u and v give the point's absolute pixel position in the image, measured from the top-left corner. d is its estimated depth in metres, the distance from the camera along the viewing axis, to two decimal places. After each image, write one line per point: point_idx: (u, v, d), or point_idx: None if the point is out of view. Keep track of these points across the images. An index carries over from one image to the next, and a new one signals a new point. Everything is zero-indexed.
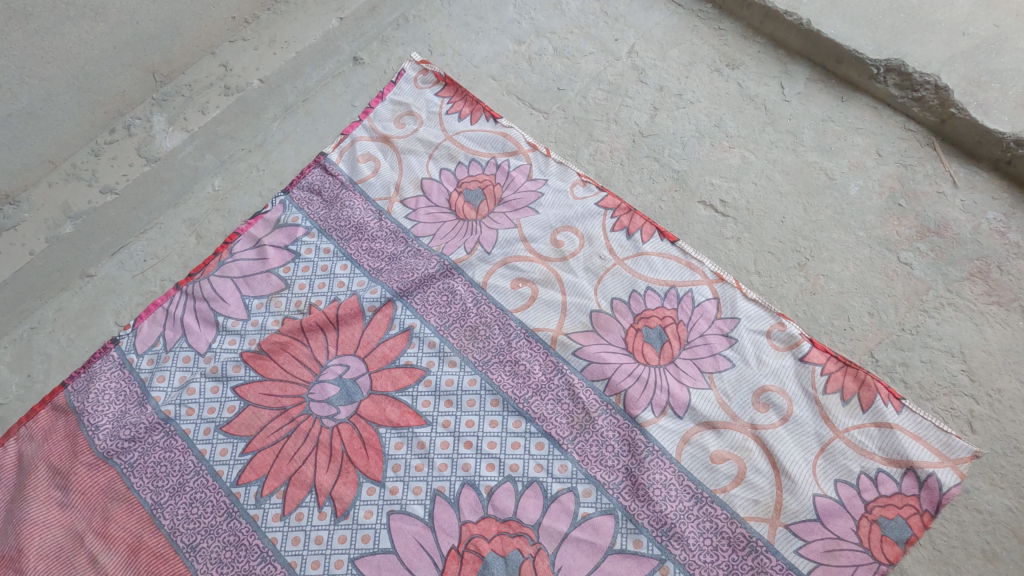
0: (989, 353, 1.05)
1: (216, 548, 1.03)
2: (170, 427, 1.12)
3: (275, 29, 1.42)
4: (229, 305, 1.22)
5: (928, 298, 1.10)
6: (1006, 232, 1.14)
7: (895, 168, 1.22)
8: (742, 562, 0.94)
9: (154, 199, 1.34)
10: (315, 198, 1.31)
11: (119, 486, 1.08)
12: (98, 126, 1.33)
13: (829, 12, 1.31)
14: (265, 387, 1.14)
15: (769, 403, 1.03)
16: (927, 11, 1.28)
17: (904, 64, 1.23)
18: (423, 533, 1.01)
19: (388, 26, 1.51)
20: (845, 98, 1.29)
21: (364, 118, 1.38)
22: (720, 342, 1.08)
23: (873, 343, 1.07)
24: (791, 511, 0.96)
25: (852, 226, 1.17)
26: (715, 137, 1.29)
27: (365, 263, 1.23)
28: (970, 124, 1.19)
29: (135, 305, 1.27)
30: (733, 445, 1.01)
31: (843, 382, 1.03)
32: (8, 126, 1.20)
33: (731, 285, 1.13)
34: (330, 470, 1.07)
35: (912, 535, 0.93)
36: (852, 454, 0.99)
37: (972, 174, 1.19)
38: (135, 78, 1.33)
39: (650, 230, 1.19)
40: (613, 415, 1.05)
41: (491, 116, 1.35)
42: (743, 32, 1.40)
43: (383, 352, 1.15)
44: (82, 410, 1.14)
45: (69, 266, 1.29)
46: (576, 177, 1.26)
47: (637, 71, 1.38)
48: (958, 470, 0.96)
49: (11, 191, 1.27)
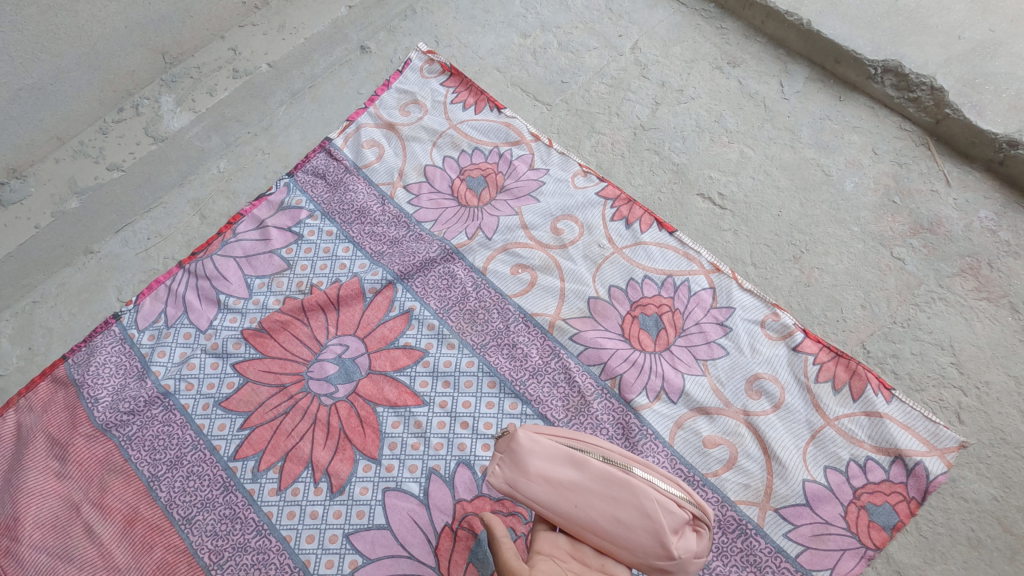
0: (977, 347, 1.07)
1: (212, 521, 1.04)
2: (170, 402, 1.13)
3: (284, 16, 1.44)
4: (231, 284, 1.23)
5: (920, 293, 1.12)
6: (997, 230, 1.16)
7: (890, 166, 1.24)
8: (731, 544, 0.95)
9: (160, 178, 1.35)
10: (319, 181, 1.32)
11: (117, 458, 1.09)
12: (107, 105, 1.34)
13: (830, 13, 1.34)
14: (265, 364, 1.15)
15: (761, 390, 1.05)
16: (924, 15, 1.31)
17: (901, 65, 1.26)
18: (418, 510, 1.02)
19: (396, 17, 1.54)
20: (843, 98, 1.32)
21: (370, 105, 1.40)
22: (715, 331, 1.10)
23: (865, 334, 1.09)
24: (780, 496, 0.98)
25: (847, 221, 1.20)
26: (714, 132, 1.31)
27: (368, 246, 1.25)
28: (964, 125, 1.21)
29: (137, 282, 1.28)
30: (725, 430, 1.03)
31: (834, 372, 1.05)
32: (18, 100, 1.22)
33: (727, 275, 1.15)
34: (326, 446, 1.08)
35: (899, 521, 0.95)
36: (842, 442, 1.00)
37: (965, 174, 1.22)
38: (145, 59, 1.34)
39: (649, 220, 1.21)
40: (608, 400, 1.07)
41: (496, 106, 1.37)
42: (745, 31, 1.42)
43: (382, 333, 1.16)
44: (82, 382, 1.15)
45: (74, 242, 1.30)
46: (578, 167, 1.28)
47: (640, 66, 1.41)
48: (944, 459, 0.98)
49: (19, 165, 1.29)
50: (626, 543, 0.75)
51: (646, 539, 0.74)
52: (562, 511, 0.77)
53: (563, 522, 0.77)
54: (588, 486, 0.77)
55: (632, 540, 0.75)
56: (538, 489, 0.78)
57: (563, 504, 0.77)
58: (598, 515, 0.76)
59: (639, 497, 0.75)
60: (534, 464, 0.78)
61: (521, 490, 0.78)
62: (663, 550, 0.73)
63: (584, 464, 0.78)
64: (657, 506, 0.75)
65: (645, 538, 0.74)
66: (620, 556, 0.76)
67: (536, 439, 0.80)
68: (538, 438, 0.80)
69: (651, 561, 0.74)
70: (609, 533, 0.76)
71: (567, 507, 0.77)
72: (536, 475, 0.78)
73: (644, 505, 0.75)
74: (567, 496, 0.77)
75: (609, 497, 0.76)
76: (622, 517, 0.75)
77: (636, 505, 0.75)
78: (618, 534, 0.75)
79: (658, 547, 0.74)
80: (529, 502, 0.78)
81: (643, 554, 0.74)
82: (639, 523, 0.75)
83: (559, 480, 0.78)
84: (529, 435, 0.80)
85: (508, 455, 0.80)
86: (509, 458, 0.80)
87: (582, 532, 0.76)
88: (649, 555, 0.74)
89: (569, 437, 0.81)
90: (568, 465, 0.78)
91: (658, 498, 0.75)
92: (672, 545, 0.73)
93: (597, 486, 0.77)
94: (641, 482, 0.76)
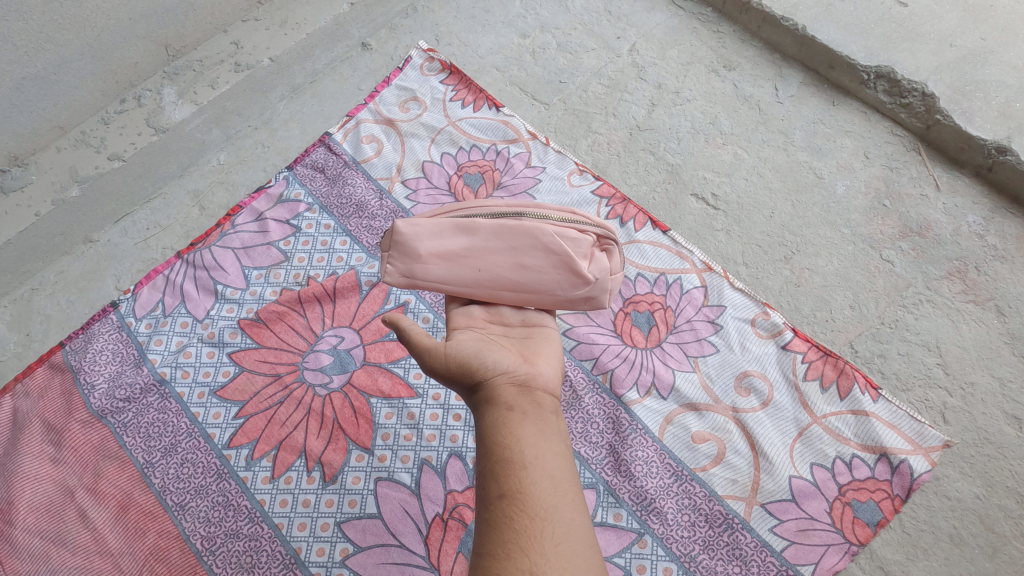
0: (963, 348, 1.09)
1: (205, 507, 1.05)
2: (165, 389, 1.14)
3: (287, 11, 1.45)
4: (229, 275, 1.24)
5: (908, 295, 1.14)
6: (985, 234, 1.18)
7: (881, 170, 1.26)
8: (718, 538, 0.97)
9: (160, 169, 1.36)
10: (318, 175, 1.33)
11: (112, 444, 1.10)
12: (110, 96, 1.36)
13: (824, 19, 1.36)
14: (260, 354, 1.16)
15: (750, 387, 1.07)
16: (917, 22, 1.33)
17: (893, 71, 1.28)
18: (409, 500, 1.03)
19: (397, 15, 1.55)
20: (836, 103, 1.34)
21: (370, 101, 1.41)
22: (706, 329, 1.12)
23: (854, 334, 1.11)
24: (767, 491, 0.99)
25: (838, 223, 1.22)
26: (709, 133, 1.33)
27: (365, 240, 1.26)
28: (954, 131, 1.23)
29: (136, 271, 1.30)
30: (714, 426, 1.04)
31: (822, 370, 1.06)
32: (21, 89, 1.23)
33: (719, 274, 1.16)
34: (320, 436, 1.09)
35: (883, 518, 0.96)
36: (829, 439, 1.02)
37: (954, 179, 1.24)
38: (148, 51, 1.36)
39: (643, 219, 1.23)
40: (600, 394, 1.07)
41: (494, 105, 1.39)
42: (741, 35, 1.44)
43: (377, 325, 1.18)
44: (78, 369, 1.16)
45: (73, 231, 1.31)
46: (574, 166, 1.30)
47: (637, 68, 1.43)
48: (929, 457, 0.99)
49: (20, 153, 1.30)
50: (538, 284, 0.83)
51: (556, 272, 0.83)
52: (466, 277, 0.84)
53: (473, 287, 0.84)
54: (483, 245, 0.84)
55: (543, 279, 0.83)
56: (437, 267, 0.84)
57: (467, 269, 0.84)
58: (504, 268, 0.83)
59: (537, 236, 0.83)
60: (425, 246, 0.84)
61: (420, 274, 0.84)
62: (574, 274, 0.83)
63: (473, 228, 0.85)
64: (557, 239, 0.83)
65: (554, 272, 0.83)
66: (537, 301, 0.85)
67: (416, 223, 0.85)
68: (418, 222, 0.85)
69: (567, 291, 0.84)
70: (519, 282, 0.83)
71: (471, 271, 0.84)
72: (430, 255, 0.84)
73: (543, 242, 0.83)
74: (465, 263, 0.84)
75: (509, 248, 0.84)
76: (527, 261, 0.83)
77: (536, 246, 0.83)
78: (526, 278, 0.83)
79: (569, 273, 0.83)
80: (433, 282, 0.84)
81: (557, 288, 0.83)
82: (544, 260, 0.83)
83: (455, 251, 0.84)
84: (409, 223, 0.85)
85: (397, 250, 0.85)
86: (398, 252, 0.85)
87: (492, 289, 0.84)
88: (564, 286, 0.83)
89: (452, 214, 0.88)
90: (458, 235, 0.85)
91: (556, 232, 0.84)
92: (580, 266, 0.83)
93: (492, 243, 0.84)
94: (534, 222, 0.84)
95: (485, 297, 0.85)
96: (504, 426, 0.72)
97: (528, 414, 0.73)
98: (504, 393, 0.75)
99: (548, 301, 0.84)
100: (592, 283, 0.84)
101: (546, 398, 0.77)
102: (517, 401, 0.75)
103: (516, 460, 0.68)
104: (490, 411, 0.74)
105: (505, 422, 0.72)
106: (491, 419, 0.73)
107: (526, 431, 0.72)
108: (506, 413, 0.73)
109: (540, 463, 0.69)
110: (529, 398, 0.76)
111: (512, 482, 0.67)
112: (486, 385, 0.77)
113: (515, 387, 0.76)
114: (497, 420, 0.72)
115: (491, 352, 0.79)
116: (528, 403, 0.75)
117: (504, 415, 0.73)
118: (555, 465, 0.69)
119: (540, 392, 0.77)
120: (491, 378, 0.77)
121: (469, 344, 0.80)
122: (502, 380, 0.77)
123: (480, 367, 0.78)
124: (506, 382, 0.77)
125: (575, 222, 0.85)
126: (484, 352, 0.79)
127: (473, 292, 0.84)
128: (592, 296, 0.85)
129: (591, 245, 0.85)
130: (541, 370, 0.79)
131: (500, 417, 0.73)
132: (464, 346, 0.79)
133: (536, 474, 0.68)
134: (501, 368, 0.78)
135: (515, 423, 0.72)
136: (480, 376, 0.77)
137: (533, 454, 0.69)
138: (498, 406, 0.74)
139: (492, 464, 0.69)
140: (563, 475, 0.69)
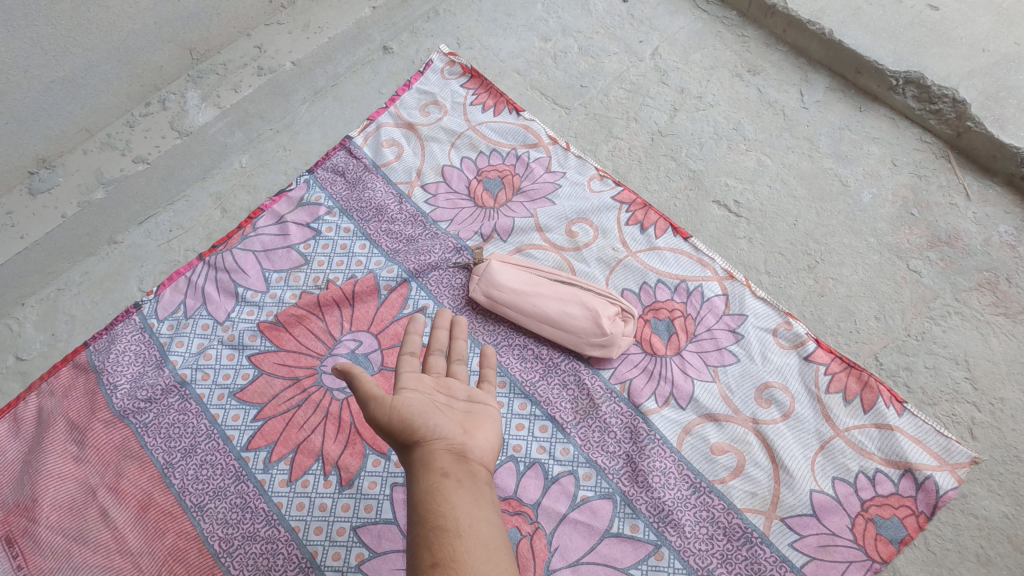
0: (992, 363, 1.07)
1: (224, 509, 1.06)
2: (186, 391, 1.15)
3: (309, 15, 1.46)
4: (250, 278, 1.25)
5: (935, 306, 1.12)
6: (1016, 245, 1.15)
7: (909, 178, 1.24)
8: (736, 552, 0.95)
9: (183, 171, 1.38)
10: (339, 178, 1.34)
11: (133, 445, 1.11)
12: (135, 99, 1.37)
13: (852, 23, 1.33)
14: (279, 357, 1.17)
15: (771, 399, 1.05)
16: (948, 27, 1.30)
17: (923, 77, 1.25)
18: None
19: (419, 19, 1.56)
20: (863, 109, 1.32)
21: (390, 105, 1.41)
22: (726, 337, 1.10)
23: (878, 346, 1.09)
24: (787, 505, 0.97)
25: (863, 232, 1.19)
26: (732, 139, 1.31)
27: (384, 244, 1.26)
28: (986, 138, 1.20)
29: (159, 273, 1.31)
30: (733, 438, 1.03)
31: (846, 383, 1.04)
32: (50, 93, 1.24)
33: (741, 282, 1.15)
34: (337, 440, 1.09)
35: (907, 535, 0.94)
36: (851, 453, 1.00)
37: (985, 188, 1.21)
38: (173, 54, 1.37)
39: (663, 225, 1.21)
40: (617, 403, 1.06)
41: (515, 109, 1.38)
42: (766, 40, 1.42)
43: (395, 330, 1.17)
44: (102, 369, 1.17)
45: (99, 232, 1.33)
46: (594, 171, 1.29)
47: (659, 72, 1.41)
48: (955, 474, 0.97)
49: (48, 156, 1.31)
50: (571, 325, 1.08)
51: (586, 321, 1.07)
52: (521, 307, 1.11)
53: (523, 316, 1.11)
54: (538, 288, 1.10)
55: (575, 323, 1.07)
56: (505, 294, 1.11)
57: (523, 300, 1.10)
58: (550, 307, 1.09)
59: (578, 296, 1.08)
60: (497, 279, 1.12)
61: (489, 296, 1.12)
62: (598, 328, 1.06)
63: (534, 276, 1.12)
64: (593, 302, 1.07)
65: (584, 320, 1.07)
66: (567, 339, 1.09)
67: (492, 265, 1.13)
68: (493, 265, 1.13)
69: (590, 336, 1.07)
70: (558, 320, 1.08)
71: (525, 302, 1.10)
72: (500, 285, 1.11)
73: (583, 300, 1.08)
74: (522, 296, 1.10)
75: (556, 295, 1.09)
76: (567, 309, 1.08)
77: (576, 301, 1.08)
78: (563, 320, 1.08)
79: (594, 328, 1.06)
80: (497, 304, 1.12)
81: (584, 332, 1.07)
82: (580, 311, 1.07)
83: (517, 286, 1.11)
84: (487, 265, 1.13)
85: (475, 278, 1.14)
86: (476, 278, 1.14)
87: (539, 320, 1.10)
88: (589, 331, 1.07)
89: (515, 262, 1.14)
90: (521, 276, 1.12)
91: (593, 297, 1.08)
92: (604, 323, 1.06)
93: (544, 289, 1.10)
94: (577, 286, 1.10)
95: (533, 326, 1.11)
96: (438, 494, 0.69)
97: (463, 482, 0.70)
98: (440, 459, 0.72)
99: (574, 340, 1.08)
100: (609, 334, 1.06)
101: (482, 469, 0.74)
102: (453, 467, 0.72)
103: (451, 528, 0.66)
104: (424, 477, 0.71)
105: (440, 489, 0.69)
106: (424, 486, 0.70)
107: (462, 498, 0.69)
108: (441, 480, 0.70)
109: (476, 530, 0.66)
110: (466, 466, 0.72)
111: (446, 551, 0.64)
112: (425, 449, 0.73)
113: (452, 454, 0.73)
114: (431, 486, 0.69)
115: (436, 415, 0.76)
116: (464, 472, 0.72)
117: (439, 481, 0.70)
118: (489, 533, 0.67)
119: (477, 463, 0.74)
120: (431, 442, 0.73)
121: (417, 402, 0.76)
122: (441, 446, 0.73)
123: (423, 428, 0.74)
124: (444, 449, 0.73)
125: (607, 294, 1.09)
126: (429, 413, 0.75)
127: (524, 318, 1.11)
128: (606, 344, 1.07)
129: (616, 313, 1.08)
130: (481, 441, 0.76)
131: (435, 483, 0.70)
132: (411, 403, 0.75)
133: (470, 543, 0.65)
134: (442, 433, 0.74)
135: (450, 491, 0.69)
136: (419, 439, 0.74)
137: (468, 523, 0.66)
138: (432, 471, 0.71)
139: (426, 531, 0.66)
140: (498, 544, 0.66)
